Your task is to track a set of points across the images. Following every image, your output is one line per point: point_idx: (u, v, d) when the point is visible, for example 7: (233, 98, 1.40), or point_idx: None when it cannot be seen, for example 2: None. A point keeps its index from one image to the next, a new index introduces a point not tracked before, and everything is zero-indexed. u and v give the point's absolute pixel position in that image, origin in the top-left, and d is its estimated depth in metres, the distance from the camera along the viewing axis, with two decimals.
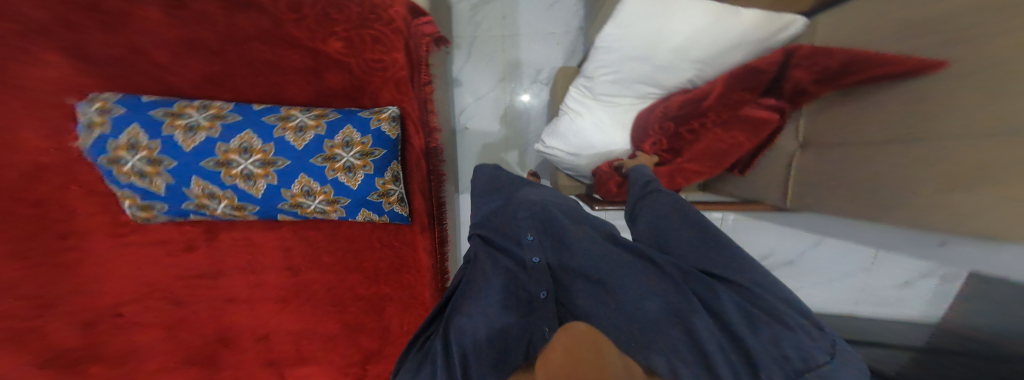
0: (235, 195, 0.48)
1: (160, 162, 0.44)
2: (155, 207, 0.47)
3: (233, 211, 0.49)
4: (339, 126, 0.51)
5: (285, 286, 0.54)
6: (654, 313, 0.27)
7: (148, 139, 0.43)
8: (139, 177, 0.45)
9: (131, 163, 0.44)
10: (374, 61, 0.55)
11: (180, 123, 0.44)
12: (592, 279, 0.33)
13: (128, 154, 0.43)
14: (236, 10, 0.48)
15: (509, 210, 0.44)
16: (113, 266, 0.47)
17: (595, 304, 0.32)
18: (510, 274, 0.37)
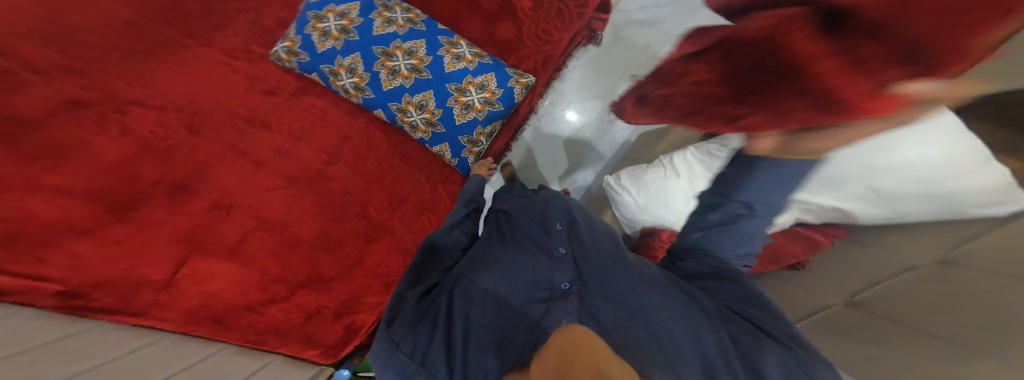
0: (369, 76, 0.74)
1: (349, 31, 0.72)
2: (300, 56, 0.75)
3: (359, 84, 0.75)
4: (483, 69, 0.75)
5: (316, 164, 0.74)
6: (702, 345, 0.40)
7: (355, 18, 0.72)
8: (328, 35, 0.72)
9: (331, 22, 0.72)
10: (542, 36, 0.83)
11: (384, 14, 0.72)
12: (627, 305, 0.47)
13: (333, 19, 0.71)
14: None
15: (540, 210, 0.64)
16: (191, 77, 0.69)
17: (630, 319, 0.44)
18: (542, 260, 0.55)
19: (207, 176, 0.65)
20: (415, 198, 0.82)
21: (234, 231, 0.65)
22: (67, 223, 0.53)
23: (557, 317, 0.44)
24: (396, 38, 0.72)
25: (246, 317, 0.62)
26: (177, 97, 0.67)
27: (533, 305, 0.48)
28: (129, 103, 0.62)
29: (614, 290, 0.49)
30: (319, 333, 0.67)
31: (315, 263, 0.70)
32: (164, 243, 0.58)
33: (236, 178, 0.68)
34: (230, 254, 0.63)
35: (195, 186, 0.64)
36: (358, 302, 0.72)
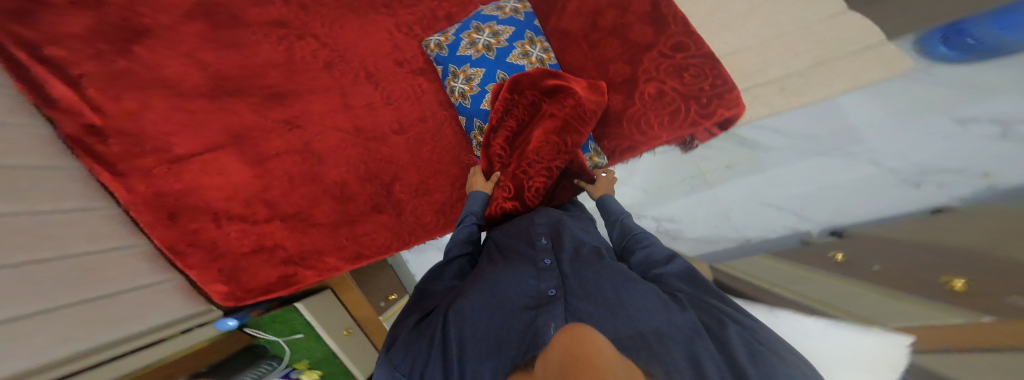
0: (478, 90, 0.77)
1: (490, 48, 0.76)
2: (438, 45, 0.80)
3: (465, 92, 0.78)
4: None
5: (384, 127, 0.80)
6: (675, 338, 0.40)
7: (502, 40, 0.76)
8: (469, 42, 0.77)
9: (483, 35, 0.76)
10: (650, 122, 0.77)
11: (525, 47, 0.76)
12: (609, 304, 0.46)
13: (483, 34, 0.76)
14: (634, 36, 0.78)
15: (524, 223, 0.65)
16: (352, 26, 0.81)
17: (613, 320, 0.43)
18: (529, 270, 0.55)
19: (301, 100, 0.78)
20: (448, 193, 0.83)
21: (278, 145, 0.78)
22: (177, 84, 0.74)
23: (546, 320, 0.45)
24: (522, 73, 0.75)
25: (201, 224, 0.80)
26: (332, 38, 0.81)
27: (522, 312, 0.49)
28: (309, 35, 0.80)
29: (599, 290, 0.48)
30: (242, 273, 0.84)
31: (313, 205, 0.80)
32: (216, 130, 0.76)
33: (319, 111, 0.81)
34: (251, 163, 0.78)
35: (290, 99, 0.78)
36: (306, 260, 0.82)
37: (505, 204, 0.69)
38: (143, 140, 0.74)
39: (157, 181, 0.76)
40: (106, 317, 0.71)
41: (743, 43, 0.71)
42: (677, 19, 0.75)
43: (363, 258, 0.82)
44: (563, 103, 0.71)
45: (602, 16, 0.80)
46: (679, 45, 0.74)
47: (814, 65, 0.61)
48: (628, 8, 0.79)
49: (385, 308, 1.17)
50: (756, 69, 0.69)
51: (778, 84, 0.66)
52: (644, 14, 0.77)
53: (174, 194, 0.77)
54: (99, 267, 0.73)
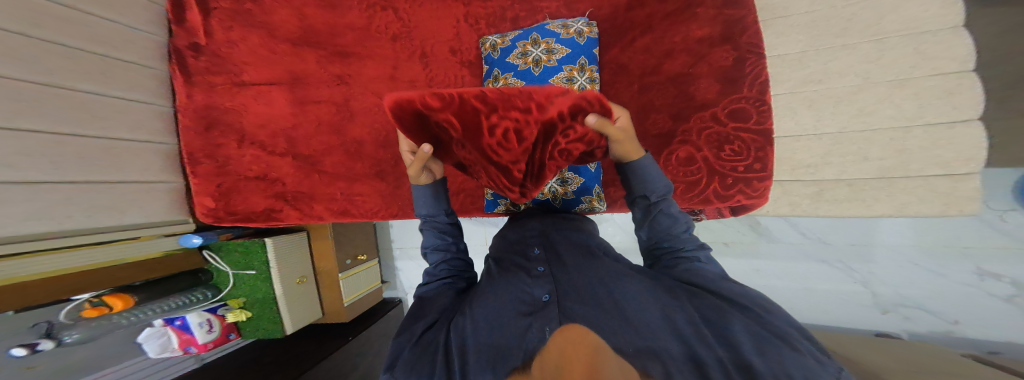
0: None
1: (539, 65, 0.68)
2: (490, 41, 0.74)
3: None
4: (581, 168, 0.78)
5: None
6: (675, 338, 0.35)
7: (554, 58, 0.68)
8: (520, 50, 0.70)
9: (536, 50, 0.69)
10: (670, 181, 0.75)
11: (575, 75, 0.68)
12: (602, 311, 0.42)
13: (537, 46, 0.69)
14: (695, 91, 0.70)
15: (518, 236, 0.64)
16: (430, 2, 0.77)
17: (608, 325, 0.39)
18: (521, 277, 0.51)
19: (360, 63, 0.82)
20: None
21: (323, 94, 0.84)
22: (264, 23, 0.82)
23: (541, 326, 0.42)
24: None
25: (226, 142, 0.87)
26: (415, 13, 0.78)
27: (517, 319, 0.44)
28: (391, 9, 0.79)
29: (590, 292, 0.46)
30: (235, 195, 0.89)
31: (326, 153, 0.86)
32: (281, 70, 0.83)
33: (370, 76, 0.82)
34: (295, 102, 0.85)
35: (350, 59, 0.82)
36: (297, 201, 0.88)
37: (491, 166, 0.46)
38: (223, 63, 0.84)
39: (214, 97, 0.85)
40: (103, 202, 0.74)
41: (810, 129, 0.68)
42: (755, 82, 0.65)
43: (346, 215, 0.86)
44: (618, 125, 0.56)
45: (669, 57, 0.72)
46: (739, 113, 0.67)
47: (876, 177, 0.64)
48: (703, 54, 0.69)
49: (350, 267, 1.18)
50: (805, 163, 0.70)
51: (818, 186, 0.70)
52: (718, 66, 0.68)
53: (220, 110, 0.86)
54: (123, 153, 0.77)
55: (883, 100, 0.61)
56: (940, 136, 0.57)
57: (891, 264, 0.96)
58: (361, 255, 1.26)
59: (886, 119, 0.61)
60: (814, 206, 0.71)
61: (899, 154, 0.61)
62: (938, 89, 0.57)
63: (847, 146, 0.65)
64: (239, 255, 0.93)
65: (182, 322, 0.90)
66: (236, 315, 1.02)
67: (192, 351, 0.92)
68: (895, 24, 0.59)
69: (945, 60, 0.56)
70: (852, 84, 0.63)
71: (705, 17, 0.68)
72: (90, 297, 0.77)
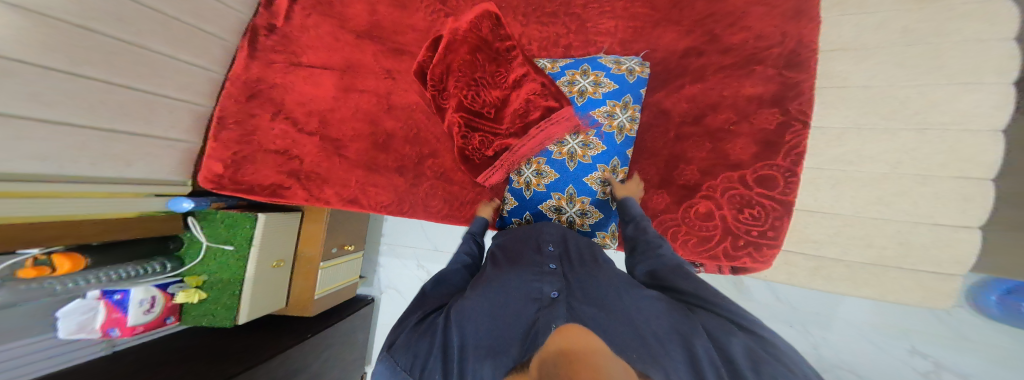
0: None
1: (583, 95, 0.72)
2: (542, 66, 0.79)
3: None
4: (601, 204, 0.72)
5: None
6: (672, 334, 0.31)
7: (600, 90, 0.71)
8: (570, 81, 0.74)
9: (583, 81, 0.73)
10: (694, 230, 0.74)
11: (616, 108, 0.71)
12: (611, 313, 0.35)
13: (586, 78, 0.73)
14: (728, 143, 0.71)
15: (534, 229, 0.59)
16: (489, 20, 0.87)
17: (610, 326, 0.33)
18: (527, 271, 0.46)
19: (411, 61, 0.89)
20: (463, 190, 0.86)
21: (369, 86, 0.89)
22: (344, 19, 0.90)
23: (541, 326, 0.34)
24: (593, 126, 0.70)
25: (262, 113, 0.88)
26: None
27: (515, 307, 0.39)
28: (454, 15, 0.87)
29: (600, 290, 0.40)
30: (247, 164, 0.86)
31: (352, 141, 0.88)
32: (338, 59, 0.89)
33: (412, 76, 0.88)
34: (340, 88, 0.89)
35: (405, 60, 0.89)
36: (308, 181, 0.88)
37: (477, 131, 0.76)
38: (290, 45, 0.91)
39: (269, 72, 0.89)
40: (114, 153, 0.70)
41: (826, 207, 0.66)
42: (792, 152, 0.65)
43: (354, 204, 0.86)
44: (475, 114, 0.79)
45: (713, 110, 0.73)
46: (765, 179, 0.67)
47: (872, 263, 0.63)
48: (749, 113, 0.70)
49: (334, 256, 1.09)
50: (809, 238, 0.69)
51: (818, 262, 0.69)
52: (761, 128, 0.68)
53: (269, 84, 0.89)
54: (157, 108, 0.75)
55: (903, 194, 0.59)
56: (946, 239, 0.57)
57: (849, 339, 0.90)
58: (347, 245, 1.15)
59: (902, 212, 0.59)
60: (809, 278, 0.71)
61: (901, 246, 0.60)
62: (960, 192, 0.55)
63: (855, 230, 0.64)
64: (223, 227, 0.84)
65: (121, 297, 0.76)
66: (188, 296, 0.88)
67: (114, 334, 0.75)
68: (941, 116, 0.55)
69: (970, 163, 0.54)
70: (880, 170, 0.61)
71: (763, 75, 0.69)
72: (38, 254, 0.63)
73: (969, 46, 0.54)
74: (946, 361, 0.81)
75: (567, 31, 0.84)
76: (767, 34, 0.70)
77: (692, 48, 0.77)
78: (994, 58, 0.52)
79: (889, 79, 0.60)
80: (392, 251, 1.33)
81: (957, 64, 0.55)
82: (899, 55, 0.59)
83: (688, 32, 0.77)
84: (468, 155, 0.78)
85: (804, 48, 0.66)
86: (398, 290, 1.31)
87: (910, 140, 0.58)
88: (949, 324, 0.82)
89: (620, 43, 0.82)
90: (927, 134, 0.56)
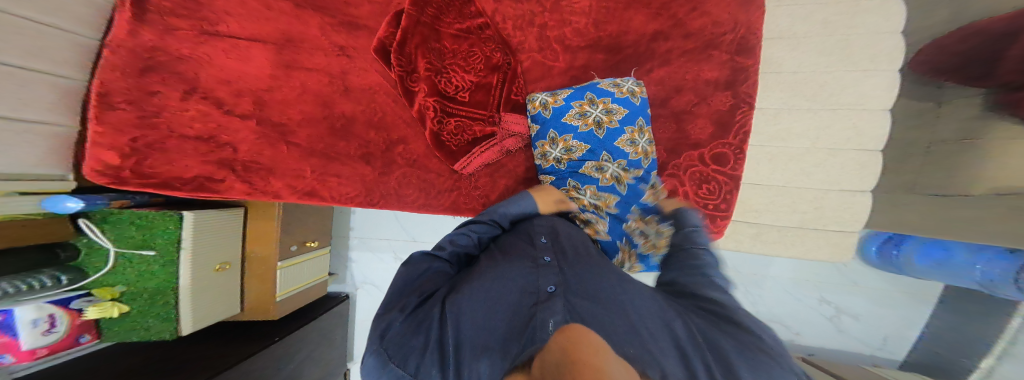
0: (562, 104, 0.68)
1: (602, 124, 0.67)
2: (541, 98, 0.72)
3: (546, 102, 0.70)
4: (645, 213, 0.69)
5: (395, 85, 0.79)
6: (665, 341, 0.35)
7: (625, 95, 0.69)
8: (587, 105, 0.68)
9: (595, 110, 0.67)
10: None
11: (636, 132, 0.69)
12: (608, 314, 0.38)
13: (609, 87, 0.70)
14: (690, 124, 0.77)
15: (529, 217, 0.60)
16: None
17: (608, 331, 0.35)
18: (527, 266, 0.47)
19: (369, 36, 0.77)
20: (439, 177, 0.82)
21: (318, 62, 0.78)
22: None
23: (543, 318, 0.36)
24: (623, 158, 0.67)
25: (166, 90, 0.75)
26: None
27: (516, 311, 0.40)
28: None
29: (598, 289, 0.43)
30: (158, 154, 0.74)
31: (303, 125, 0.78)
32: (274, 28, 0.77)
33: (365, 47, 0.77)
34: (279, 65, 0.78)
35: (358, 28, 0.77)
36: (249, 172, 0.77)
37: (447, 99, 0.73)
38: (198, 9, 0.77)
39: (169, 40, 0.75)
40: None
41: (763, 179, 0.78)
42: (740, 131, 0.74)
43: (313, 196, 0.78)
44: (448, 85, 0.73)
45: (678, 93, 0.77)
46: (719, 157, 0.76)
47: (797, 227, 0.77)
48: (706, 95, 0.76)
49: (294, 255, 0.99)
50: (752, 208, 0.80)
51: (758, 228, 0.81)
52: (716, 109, 0.75)
53: (171, 55, 0.75)
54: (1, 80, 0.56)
55: (821, 165, 0.72)
56: (847, 201, 0.72)
57: (778, 294, 1.05)
58: (310, 242, 1.07)
59: (819, 180, 0.73)
60: (752, 243, 0.83)
61: (817, 210, 0.74)
62: (856, 161, 0.69)
63: (788, 198, 0.76)
64: (134, 228, 0.71)
65: (2, 319, 0.57)
66: (103, 310, 0.71)
67: (4, 362, 0.58)
68: (849, 98, 0.68)
69: (866, 138, 0.68)
70: (804, 145, 0.73)
71: (719, 59, 0.75)
72: None
73: (871, 37, 0.67)
74: (847, 307, 0.99)
75: (543, 9, 0.78)
76: (722, 20, 0.74)
77: (659, 32, 0.76)
78: (887, 49, 0.65)
79: (812, 65, 0.71)
80: (365, 244, 1.26)
81: (866, 52, 0.67)
82: (819, 45, 0.70)
83: (656, 15, 0.76)
84: (443, 141, 0.76)
85: (751, 34, 0.72)
86: (375, 285, 1.27)
87: (831, 118, 0.70)
88: (849, 276, 0.99)
89: (595, 24, 0.78)
90: (838, 113, 0.69)
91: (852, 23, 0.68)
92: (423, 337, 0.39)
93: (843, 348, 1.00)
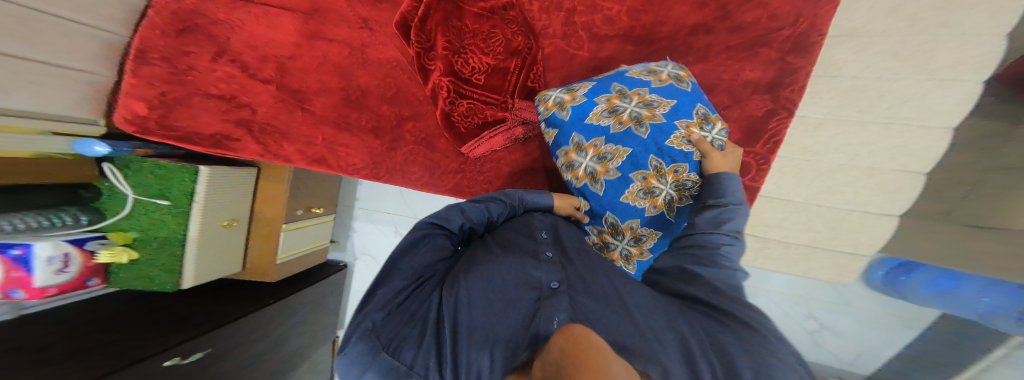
0: (586, 101, 0.58)
1: (643, 123, 0.55)
2: (559, 93, 0.62)
3: (565, 102, 0.61)
4: None
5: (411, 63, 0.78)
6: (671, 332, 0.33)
7: (666, 78, 0.58)
8: (623, 98, 0.57)
9: (629, 104, 0.56)
10: None
11: (693, 127, 0.55)
12: (610, 313, 0.37)
13: (649, 72, 0.59)
14: None
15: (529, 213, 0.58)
16: None
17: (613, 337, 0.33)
18: (528, 259, 0.45)
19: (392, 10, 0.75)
20: (446, 158, 0.81)
21: (340, 33, 0.78)
22: None
23: (548, 316, 0.35)
24: (683, 160, 0.54)
25: (198, 51, 0.78)
26: None
27: (516, 303, 0.38)
28: None
29: (599, 287, 0.41)
30: (183, 108, 0.78)
31: (319, 93, 0.79)
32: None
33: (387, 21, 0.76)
34: (304, 33, 0.79)
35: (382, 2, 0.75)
36: (263, 134, 0.79)
37: (461, 73, 0.72)
38: None
39: (207, 4, 0.78)
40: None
41: (783, 193, 0.76)
42: (771, 140, 0.69)
43: (321, 164, 0.79)
44: (465, 60, 0.73)
45: (709, 94, 0.71)
46: (739, 166, 0.72)
47: (804, 244, 0.78)
48: (741, 98, 0.70)
49: (299, 219, 1.01)
50: (763, 222, 0.81)
51: (763, 243, 0.83)
52: (749, 115, 0.70)
53: (207, 18, 0.78)
54: (45, 30, 0.58)
55: (851, 183, 0.68)
56: (871, 224, 0.70)
57: (765, 306, 0.92)
58: (315, 208, 1.08)
59: (842, 201, 0.70)
60: (753, 257, 0.85)
61: (832, 230, 0.73)
62: (893, 183, 0.66)
63: (802, 215, 0.75)
64: (152, 178, 0.74)
65: (22, 253, 0.58)
66: (114, 255, 0.72)
67: (16, 296, 0.60)
68: (908, 113, 0.61)
69: (915, 159, 0.63)
70: (839, 161, 0.69)
71: (766, 58, 0.67)
72: None
73: (963, 40, 0.55)
74: (829, 322, 0.85)
75: None
76: (781, 13, 0.64)
77: (701, 24, 0.68)
78: (976, 57, 0.55)
79: (878, 71, 0.62)
80: (368, 216, 1.27)
81: (948, 60, 0.57)
82: (898, 46, 0.60)
83: (702, 5, 0.67)
84: (453, 122, 0.75)
85: (815, 31, 0.63)
86: (373, 257, 1.28)
87: (880, 134, 0.64)
88: (840, 294, 0.82)
89: (628, 12, 0.71)
90: (891, 128, 0.63)
91: (948, 20, 0.56)
92: (418, 321, 0.36)
93: (812, 361, 0.88)
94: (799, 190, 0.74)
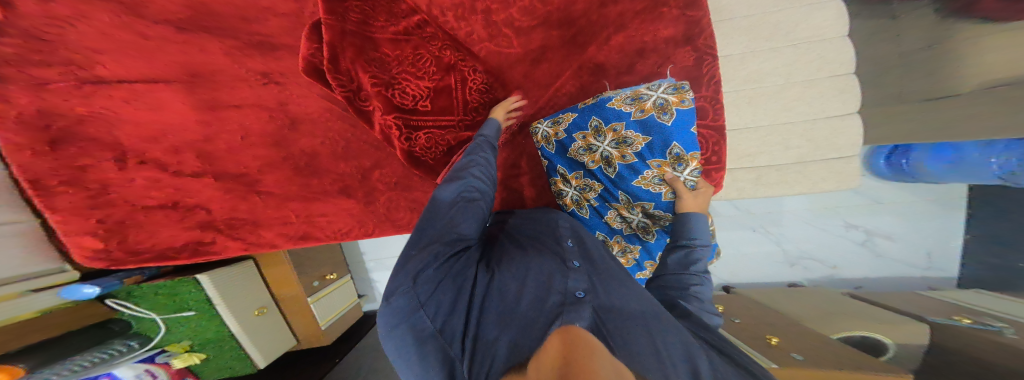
0: (563, 138, 0.62)
1: (611, 164, 0.59)
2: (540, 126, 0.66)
3: (549, 137, 0.64)
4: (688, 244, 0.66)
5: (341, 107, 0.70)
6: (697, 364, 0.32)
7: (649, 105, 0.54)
8: (595, 136, 0.59)
9: (602, 144, 0.59)
10: None
11: (665, 168, 0.57)
12: (632, 320, 0.37)
13: (626, 98, 0.56)
14: None
15: (564, 221, 0.59)
16: None
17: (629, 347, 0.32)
18: (556, 264, 0.45)
19: None
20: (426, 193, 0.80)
21: (246, 97, 0.67)
22: None
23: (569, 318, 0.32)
24: (652, 199, 0.60)
25: (97, 161, 0.65)
26: None
27: (538, 299, 0.38)
28: None
29: (622, 303, 0.40)
30: (135, 229, 0.71)
31: (265, 171, 0.73)
32: (165, 62, 0.62)
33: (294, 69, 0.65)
34: (202, 109, 0.67)
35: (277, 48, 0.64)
36: (235, 229, 0.77)
37: (406, 102, 0.65)
38: (62, 48, 0.55)
39: (55, 98, 0.58)
40: None
41: (748, 123, 0.71)
42: (713, 81, 0.63)
43: (309, 239, 0.80)
44: (405, 85, 0.64)
45: (641, 56, 0.65)
46: (700, 109, 0.65)
47: (794, 163, 0.73)
48: (670, 54, 0.64)
49: (319, 289, 1.10)
50: (746, 153, 0.74)
51: (756, 172, 0.76)
52: (682, 66, 0.64)
53: (72, 118, 0.61)
54: None
55: (801, 98, 0.67)
56: (836, 127, 0.67)
57: (799, 229, 1.08)
58: (329, 274, 1.16)
59: (800, 114, 0.69)
60: (754, 189, 0.78)
61: (809, 143, 0.70)
62: (834, 87, 0.65)
63: (777, 137, 0.71)
64: (162, 297, 0.77)
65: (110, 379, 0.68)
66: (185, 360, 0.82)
67: None
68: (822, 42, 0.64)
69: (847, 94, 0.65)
70: (777, 83, 0.68)
71: (670, 16, 0.63)
72: None
73: None
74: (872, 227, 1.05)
75: None
76: None
77: None
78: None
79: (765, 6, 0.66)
80: (383, 264, 1.34)
81: None
82: None
83: None
84: (418, 157, 0.70)
85: None
86: None
87: (794, 54, 0.66)
88: (867, 195, 1.03)
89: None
90: (801, 48, 0.65)
91: None
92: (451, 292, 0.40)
93: (888, 273, 1.08)
94: (761, 115, 0.70)
